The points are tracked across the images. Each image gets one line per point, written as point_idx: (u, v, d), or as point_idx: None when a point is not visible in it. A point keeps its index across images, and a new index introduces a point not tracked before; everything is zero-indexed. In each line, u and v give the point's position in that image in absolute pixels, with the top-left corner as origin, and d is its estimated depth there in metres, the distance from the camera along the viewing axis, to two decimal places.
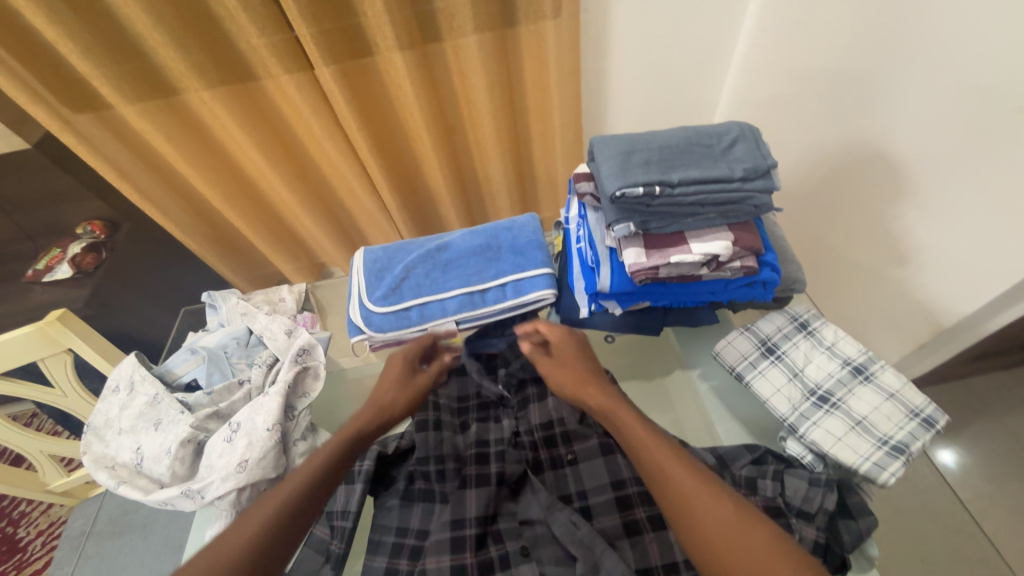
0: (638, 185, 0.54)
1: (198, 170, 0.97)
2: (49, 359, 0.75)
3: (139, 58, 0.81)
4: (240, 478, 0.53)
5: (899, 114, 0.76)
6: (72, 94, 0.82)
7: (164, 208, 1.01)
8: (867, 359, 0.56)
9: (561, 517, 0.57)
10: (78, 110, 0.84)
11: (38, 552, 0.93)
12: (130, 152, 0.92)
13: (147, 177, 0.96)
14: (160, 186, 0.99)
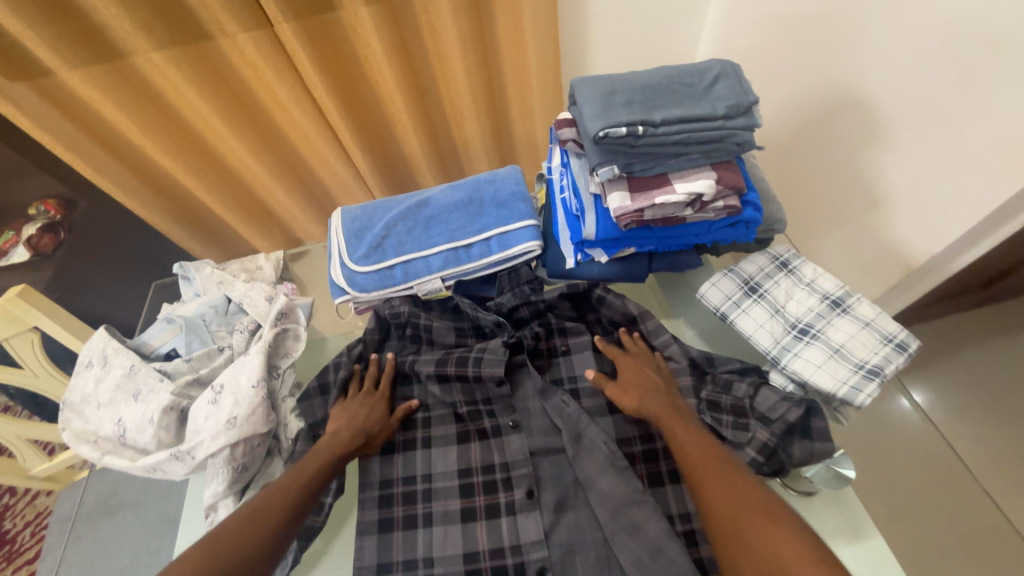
0: (621, 125, 0.53)
1: (154, 139, 0.91)
2: (15, 340, 0.71)
3: (74, 15, 0.74)
4: (230, 435, 0.53)
5: (875, 55, 0.76)
6: (3, 59, 0.75)
7: (121, 184, 0.95)
8: (845, 293, 0.58)
9: (553, 398, 0.60)
10: (13, 78, 0.77)
11: (26, 543, 0.93)
12: (75, 124, 0.86)
13: (101, 148, 0.90)
14: (116, 159, 0.93)
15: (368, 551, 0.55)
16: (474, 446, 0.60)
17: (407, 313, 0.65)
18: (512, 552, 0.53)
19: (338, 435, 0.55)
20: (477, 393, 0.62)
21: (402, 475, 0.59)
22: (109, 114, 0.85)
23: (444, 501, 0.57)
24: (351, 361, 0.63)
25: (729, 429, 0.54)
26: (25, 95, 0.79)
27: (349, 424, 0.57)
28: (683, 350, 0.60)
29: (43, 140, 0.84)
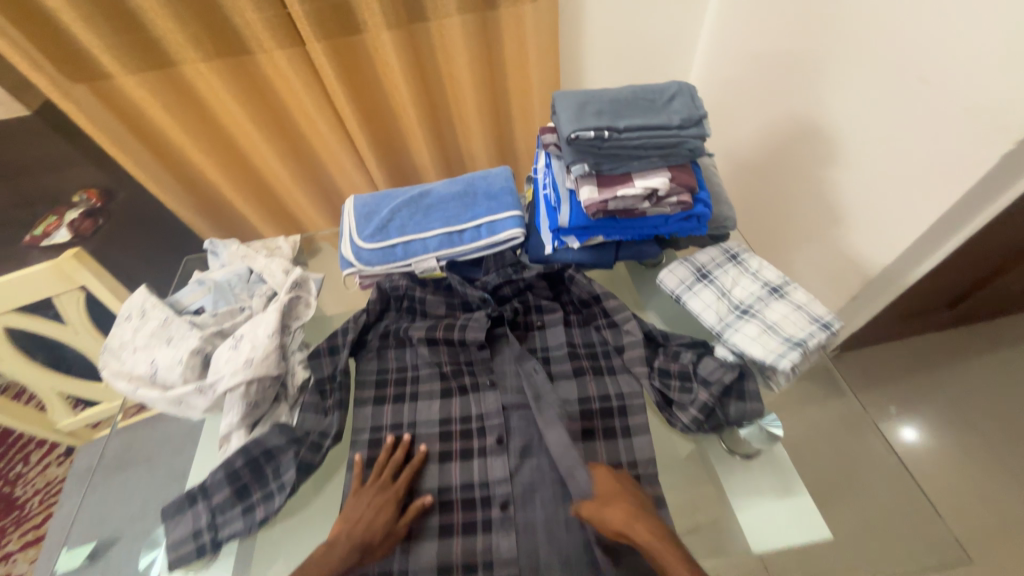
0: (590, 129, 0.63)
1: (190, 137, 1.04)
2: (63, 296, 0.82)
3: (137, 31, 0.87)
4: (247, 372, 0.62)
5: (836, 87, 0.89)
6: (71, 65, 0.88)
7: (157, 177, 1.08)
8: (784, 282, 0.67)
9: (527, 364, 0.68)
10: (77, 80, 0.90)
11: None
12: (122, 121, 0.99)
13: (142, 144, 1.04)
14: (151, 155, 1.06)
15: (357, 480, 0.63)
16: (455, 400, 0.68)
17: (404, 286, 0.74)
18: (480, 487, 0.62)
19: (334, 549, 0.54)
20: (461, 356, 0.71)
21: (390, 421, 0.67)
22: (155, 113, 0.99)
23: (425, 443, 0.65)
24: (351, 324, 0.72)
25: (676, 392, 0.63)
26: (84, 97, 0.92)
27: (349, 535, 0.55)
28: (640, 326, 0.69)
29: (97, 133, 0.97)
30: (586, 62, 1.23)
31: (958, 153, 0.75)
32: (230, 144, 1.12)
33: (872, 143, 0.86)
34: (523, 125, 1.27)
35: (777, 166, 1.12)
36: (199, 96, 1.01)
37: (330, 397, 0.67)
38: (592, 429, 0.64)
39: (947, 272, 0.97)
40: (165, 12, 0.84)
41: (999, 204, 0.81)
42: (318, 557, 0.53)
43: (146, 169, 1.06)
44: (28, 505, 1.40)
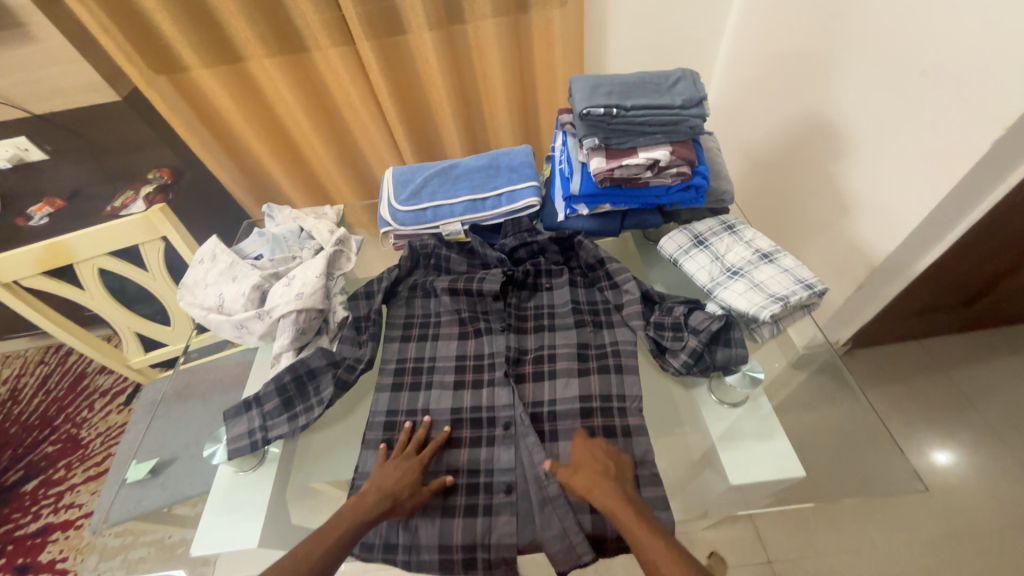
0: (600, 106, 0.73)
1: (249, 122, 1.19)
2: (147, 245, 0.99)
3: (214, 29, 1.03)
4: (298, 302, 0.74)
5: (845, 86, 0.95)
6: (158, 57, 1.04)
7: (217, 158, 1.23)
8: (774, 249, 0.74)
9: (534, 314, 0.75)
10: (158, 72, 1.06)
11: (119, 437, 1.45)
12: (192, 108, 1.14)
13: (206, 129, 1.19)
14: (213, 138, 1.21)
15: (381, 401, 0.72)
16: (470, 341, 0.77)
17: (432, 245, 0.84)
18: (487, 410, 0.70)
19: (367, 499, 0.58)
20: (478, 306, 0.79)
21: (413, 355, 0.76)
22: (221, 102, 1.13)
23: (442, 374, 0.74)
24: (383, 275, 0.81)
25: (668, 339, 0.68)
26: (164, 86, 1.08)
27: (378, 485, 0.60)
28: (639, 285, 0.75)
29: (171, 118, 1.12)
30: (610, 63, 1.33)
31: (951, 144, 0.79)
32: (281, 130, 1.27)
33: (874, 135, 0.91)
34: (548, 119, 1.37)
35: (788, 161, 1.17)
36: (259, 87, 1.16)
37: (362, 333, 0.77)
38: (588, 370, 0.70)
39: (954, 263, 0.99)
40: (239, 12, 0.98)
41: (998, 193, 0.84)
42: (353, 504, 0.58)
43: (209, 151, 1.21)
44: (90, 444, 1.47)
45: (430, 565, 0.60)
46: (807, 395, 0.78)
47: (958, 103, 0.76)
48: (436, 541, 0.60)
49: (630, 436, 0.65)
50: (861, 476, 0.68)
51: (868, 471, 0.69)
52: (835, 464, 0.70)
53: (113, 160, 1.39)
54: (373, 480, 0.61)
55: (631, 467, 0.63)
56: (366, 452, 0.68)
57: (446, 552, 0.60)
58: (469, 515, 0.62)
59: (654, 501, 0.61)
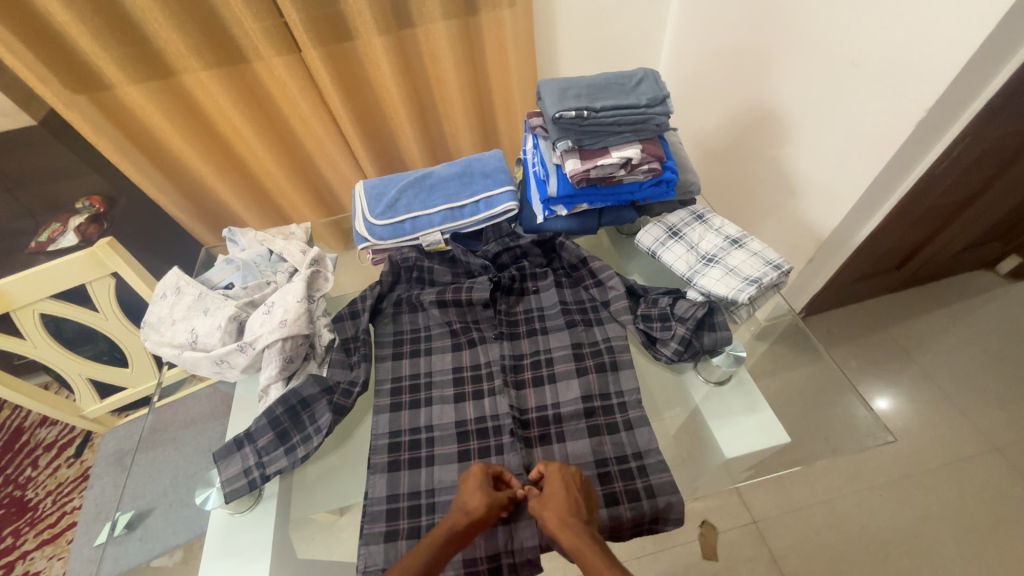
0: (571, 109, 0.74)
1: (190, 141, 1.10)
2: (96, 283, 0.92)
3: (140, 42, 0.95)
4: (283, 330, 0.71)
5: (784, 75, 1.02)
6: (76, 76, 0.94)
7: (156, 183, 1.14)
8: (742, 235, 0.79)
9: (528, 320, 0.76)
10: (78, 92, 0.96)
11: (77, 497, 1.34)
12: (123, 130, 1.05)
13: (141, 151, 1.09)
14: (149, 162, 1.12)
15: (382, 422, 0.71)
16: (465, 352, 0.77)
17: (413, 258, 0.83)
18: (491, 419, 0.70)
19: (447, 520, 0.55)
20: (468, 317, 0.79)
21: (408, 372, 0.75)
22: (156, 124, 1.05)
23: (441, 389, 0.73)
24: (365, 293, 0.79)
25: (657, 330, 0.72)
26: (88, 106, 0.98)
27: (459, 505, 0.57)
28: (622, 281, 0.78)
29: (99, 143, 1.03)
30: (561, 62, 1.35)
31: (881, 126, 0.87)
32: (226, 146, 1.19)
33: (813, 121, 0.99)
34: (507, 120, 1.38)
35: (738, 150, 1.25)
36: (197, 103, 1.08)
37: (354, 356, 0.75)
38: (586, 368, 0.72)
39: (888, 232, 1.10)
40: (168, 22, 0.91)
41: (921, 167, 0.94)
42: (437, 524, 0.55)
43: (146, 177, 1.12)
44: (41, 506, 1.33)
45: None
46: (776, 363, 0.84)
47: (885, 89, 0.84)
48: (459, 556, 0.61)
49: (632, 428, 0.68)
50: (834, 431, 0.76)
51: (838, 427, 0.76)
52: (811, 427, 0.76)
53: (34, 191, 1.26)
54: (455, 501, 0.58)
55: (638, 458, 0.66)
56: (374, 477, 0.66)
57: (471, 566, 0.61)
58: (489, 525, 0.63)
59: (664, 487, 0.63)
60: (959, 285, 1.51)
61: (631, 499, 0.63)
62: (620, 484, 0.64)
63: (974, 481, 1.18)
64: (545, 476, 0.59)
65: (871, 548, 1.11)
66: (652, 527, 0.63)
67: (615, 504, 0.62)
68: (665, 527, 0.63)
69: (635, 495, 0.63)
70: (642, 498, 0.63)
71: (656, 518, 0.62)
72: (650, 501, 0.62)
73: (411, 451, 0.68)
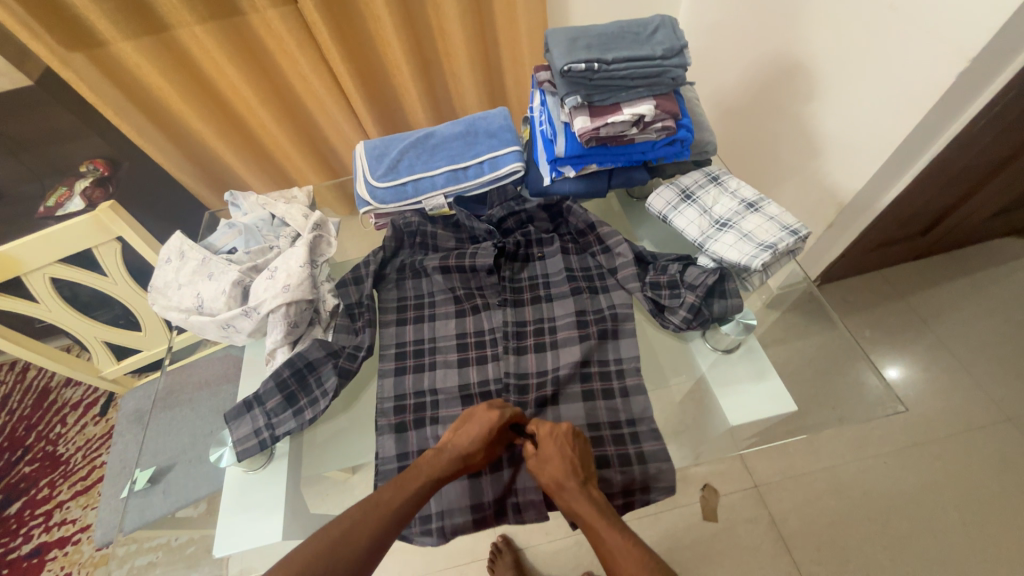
0: (580, 62, 0.69)
1: (188, 101, 1.07)
2: (102, 248, 0.92)
3: None
4: (286, 295, 0.70)
5: (815, 22, 0.94)
6: (68, 32, 0.91)
7: (158, 145, 1.12)
8: (759, 198, 0.75)
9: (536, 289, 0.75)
10: (72, 49, 0.92)
11: (103, 452, 1.41)
12: (120, 90, 1.02)
13: (139, 112, 1.06)
14: (151, 124, 1.09)
15: (387, 386, 0.71)
16: (468, 318, 0.76)
17: (417, 221, 0.81)
18: (493, 384, 0.70)
19: (443, 454, 0.59)
20: (472, 283, 0.77)
21: (412, 338, 0.75)
22: (155, 84, 1.02)
23: (444, 354, 0.73)
24: (364, 261, 0.78)
25: (666, 298, 0.69)
26: (82, 64, 0.95)
27: (453, 443, 0.60)
28: (631, 247, 0.75)
29: (97, 104, 1.00)
30: (573, 10, 1.27)
31: (919, 80, 0.81)
32: (226, 107, 1.15)
33: (844, 75, 0.92)
34: (514, 76, 1.31)
35: (759, 107, 1.17)
36: (193, 60, 1.04)
37: (358, 321, 0.74)
38: (589, 335, 0.71)
39: (914, 196, 1.04)
40: None
41: (957, 125, 0.88)
42: (429, 457, 0.60)
43: (150, 141, 1.10)
44: (72, 459, 1.40)
45: (464, 525, 0.64)
46: (783, 329, 0.82)
47: (927, 37, 0.77)
48: (467, 503, 0.64)
49: (628, 396, 0.68)
50: (842, 399, 0.75)
51: (846, 397, 0.75)
52: (819, 395, 0.75)
53: (38, 154, 1.25)
54: (451, 435, 0.61)
55: (631, 425, 0.66)
56: (382, 438, 0.68)
57: (478, 510, 0.64)
58: (495, 471, 0.66)
59: (655, 454, 0.64)
60: (985, 252, 1.45)
61: (622, 464, 0.64)
62: (612, 447, 0.65)
63: (981, 450, 1.17)
64: (538, 437, 0.59)
65: (872, 512, 1.13)
66: (642, 495, 0.63)
67: (606, 466, 0.63)
68: (657, 495, 0.63)
69: (626, 459, 0.64)
70: (632, 462, 0.64)
71: (646, 486, 0.63)
72: (641, 465, 0.63)
73: (415, 413, 0.69)
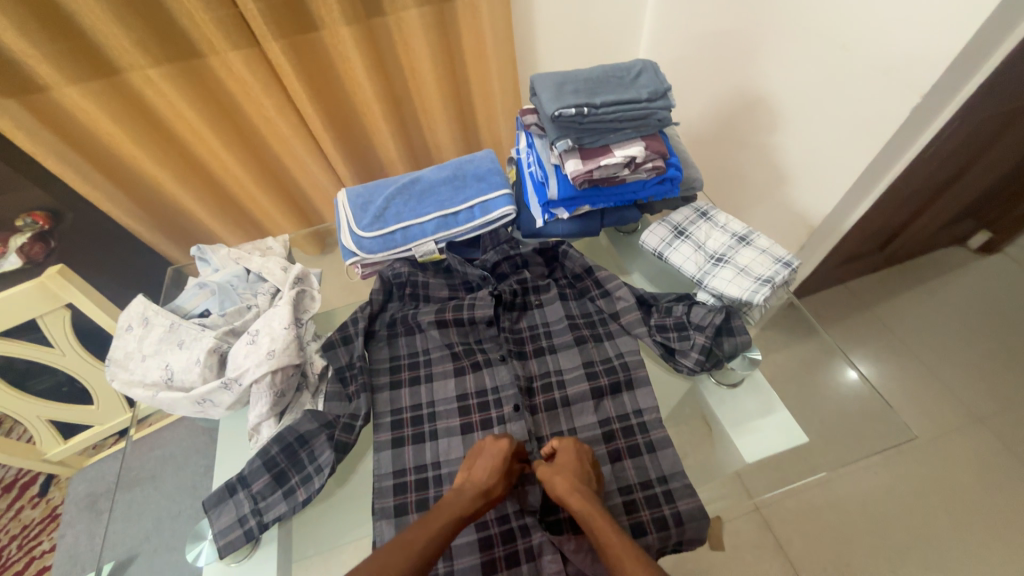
0: (570, 107, 0.70)
1: (143, 145, 1.00)
2: (48, 317, 0.84)
3: (75, 35, 0.83)
4: (272, 362, 0.64)
5: (772, 61, 1.01)
6: (5, 77, 0.83)
7: (110, 194, 1.03)
8: (748, 231, 0.77)
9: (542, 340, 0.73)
10: (8, 95, 0.84)
11: (44, 538, 1.22)
12: (65, 137, 0.93)
13: (88, 160, 0.98)
14: (101, 171, 1.00)
15: (385, 461, 0.66)
16: (469, 377, 0.72)
17: (406, 271, 0.77)
18: None
19: (464, 493, 0.54)
20: (471, 338, 0.74)
21: (409, 404, 0.70)
22: (107, 130, 0.95)
23: (446, 419, 0.69)
24: (349, 322, 0.73)
25: (676, 341, 0.69)
26: (21, 112, 0.86)
27: (471, 480, 0.55)
28: (631, 291, 0.74)
29: (36, 154, 0.91)
30: (539, 49, 1.30)
31: (874, 111, 0.86)
32: (186, 151, 1.08)
33: (802, 109, 0.98)
34: (487, 112, 1.32)
35: (725, 139, 1.22)
36: (148, 103, 0.97)
37: (352, 384, 0.68)
38: (601, 388, 0.69)
39: (873, 217, 1.11)
40: (106, 14, 0.80)
41: (909, 153, 0.94)
42: (449, 499, 0.53)
43: (100, 189, 1.01)
44: (4, 553, 1.21)
45: None
46: (768, 341, 0.82)
47: (879, 74, 0.83)
48: None
49: (655, 450, 0.65)
50: (822, 405, 0.76)
51: (824, 399, 0.77)
52: (806, 406, 0.76)
53: None
54: (466, 473, 0.57)
55: (663, 483, 0.63)
56: (381, 523, 0.61)
57: None
58: (512, 565, 0.59)
59: (692, 513, 0.61)
60: (932, 262, 1.56)
61: (660, 528, 0.60)
62: (647, 512, 0.61)
63: (957, 451, 1.23)
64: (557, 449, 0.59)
65: (868, 523, 1.15)
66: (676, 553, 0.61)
67: (644, 534, 0.60)
68: (691, 548, 0.61)
69: (663, 523, 0.60)
70: (669, 525, 0.61)
71: (680, 542, 0.61)
72: (678, 528, 0.60)
73: (419, 492, 0.63)
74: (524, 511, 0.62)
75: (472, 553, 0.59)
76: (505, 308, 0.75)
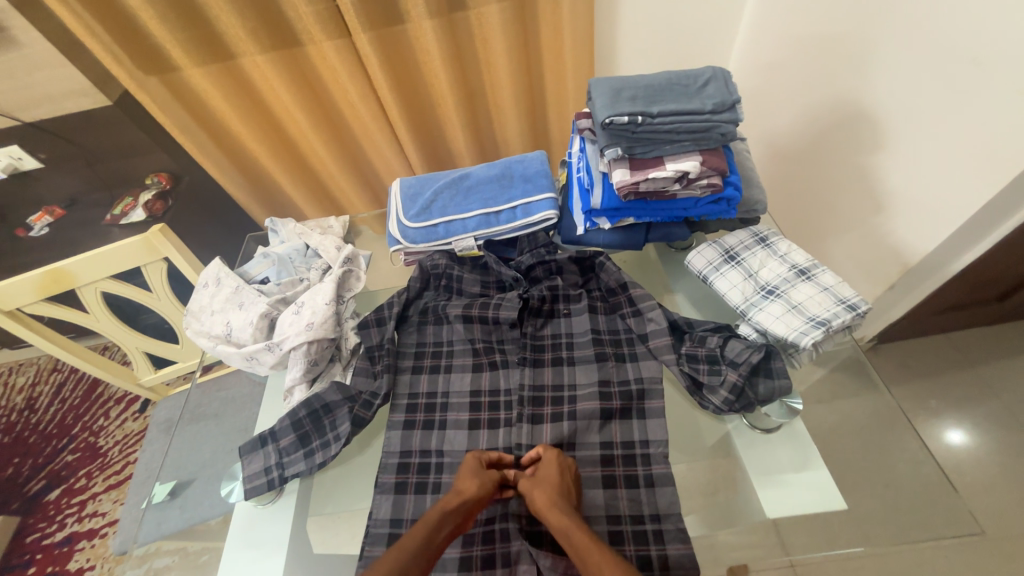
0: (624, 114, 0.67)
1: (246, 123, 1.12)
2: (150, 266, 0.99)
3: (203, 25, 0.95)
4: (309, 334, 0.70)
5: (881, 71, 0.88)
6: (147, 58, 0.97)
7: (216, 163, 1.17)
8: (811, 265, 0.69)
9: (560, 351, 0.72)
10: (149, 73, 0.99)
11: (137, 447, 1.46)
12: (187, 111, 1.07)
13: (203, 133, 1.12)
14: (211, 143, 1.15)
15: (394, 440, 0.69)
16: (485, 375, 0.73)
17: (444, 264, 0.79)
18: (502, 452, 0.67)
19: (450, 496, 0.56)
20: (493, 337, 0.75)
21: (425, 390, 0.73)
22: (219, 108, 1.08)
23: (456, 412, 0.71)
24: (385, 304, 0.78)
25: (704, 374, 0.65)
26: (157, 87, 1.01)
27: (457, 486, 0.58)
28: (664, 314, 0.70)
29: (165, 124, 1.07)
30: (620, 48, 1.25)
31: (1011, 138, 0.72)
32: (279, 129, 1.20)
33: (913, 129, 0.85)
34: (557, 110, 1.30)
35: (813, 156, 1.09)
36: (254, 85, 1.09)
37: (378, 364, 0.73)
38: (610, 410, 0.67)
39: (993, 262, 0.94)
40: (228, 6, 0.91)
41: None
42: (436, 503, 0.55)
43: (209, 158, 1.16)
44: (110, 453, 1.46)
45: None
46: (827, 389, 0.75)
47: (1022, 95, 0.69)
48: None
49: (654, 486, 0.63)
50: (894, 474, 0.67)
51: (894, 470, 0.67)
52: (865, 470, 0.67)
53: (111, 167, 1.33)
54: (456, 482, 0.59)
55: (655, 521, 0.60)
56: (380, 498, 0.65)
57: None
58: (487, 567, 0.60)
59: (681, 559, 0.58)
60: None
61: (643, 567, 0.58)
62: (631, 547, 0.59)
63: None
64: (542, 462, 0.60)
65: None
66: None
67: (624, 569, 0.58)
68: None
69: (647, 563, 0.58)
70: (653, 567, 0.58)
71: None
72: (662, 572, 0.57)
73: (418, 476, 0.66)
74: (509, 516, 0.63)
75: (453, 545, 0.61)
76: (530, 313, 0.75)
